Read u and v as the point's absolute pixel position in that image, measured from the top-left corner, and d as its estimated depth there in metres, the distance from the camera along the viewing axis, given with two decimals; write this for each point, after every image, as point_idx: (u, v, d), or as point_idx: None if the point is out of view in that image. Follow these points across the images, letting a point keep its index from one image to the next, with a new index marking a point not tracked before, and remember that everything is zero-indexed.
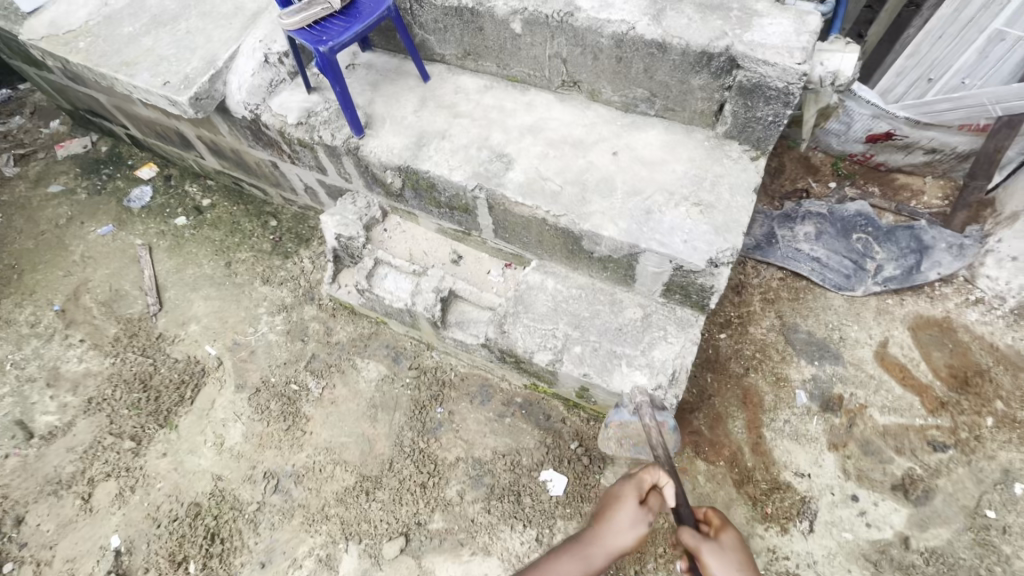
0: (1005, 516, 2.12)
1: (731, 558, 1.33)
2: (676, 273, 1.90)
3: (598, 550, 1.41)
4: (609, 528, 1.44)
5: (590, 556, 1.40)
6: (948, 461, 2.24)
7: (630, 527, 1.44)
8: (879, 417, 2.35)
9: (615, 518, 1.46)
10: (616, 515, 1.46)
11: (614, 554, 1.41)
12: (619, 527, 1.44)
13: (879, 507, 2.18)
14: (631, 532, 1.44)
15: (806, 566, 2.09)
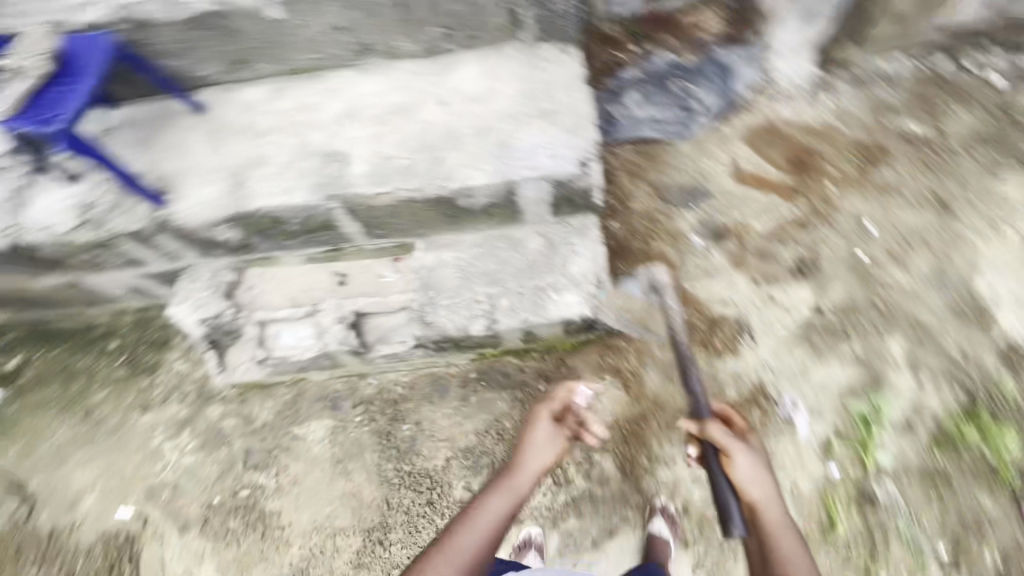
0: (871, 251, 2.57)
1: (751, 454, 1.65)
2: (556, 189, 1.91)
3: (525, 472, 1.71)
4: (533, 452, 1.78)
5: (519, 485, 1.66)
6: (819, 232, 2.62)
7: (550, 448, 1.79)
8: (758, 225, 2.66)
9: (541, 447, 1.80)
10: (538, 436, 1.83)
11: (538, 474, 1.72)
12: (543, 451, 1.79)
13: (791, 295, 2.52)
14: (550, 449, 1.80)
15: (764, 371, 2.38)
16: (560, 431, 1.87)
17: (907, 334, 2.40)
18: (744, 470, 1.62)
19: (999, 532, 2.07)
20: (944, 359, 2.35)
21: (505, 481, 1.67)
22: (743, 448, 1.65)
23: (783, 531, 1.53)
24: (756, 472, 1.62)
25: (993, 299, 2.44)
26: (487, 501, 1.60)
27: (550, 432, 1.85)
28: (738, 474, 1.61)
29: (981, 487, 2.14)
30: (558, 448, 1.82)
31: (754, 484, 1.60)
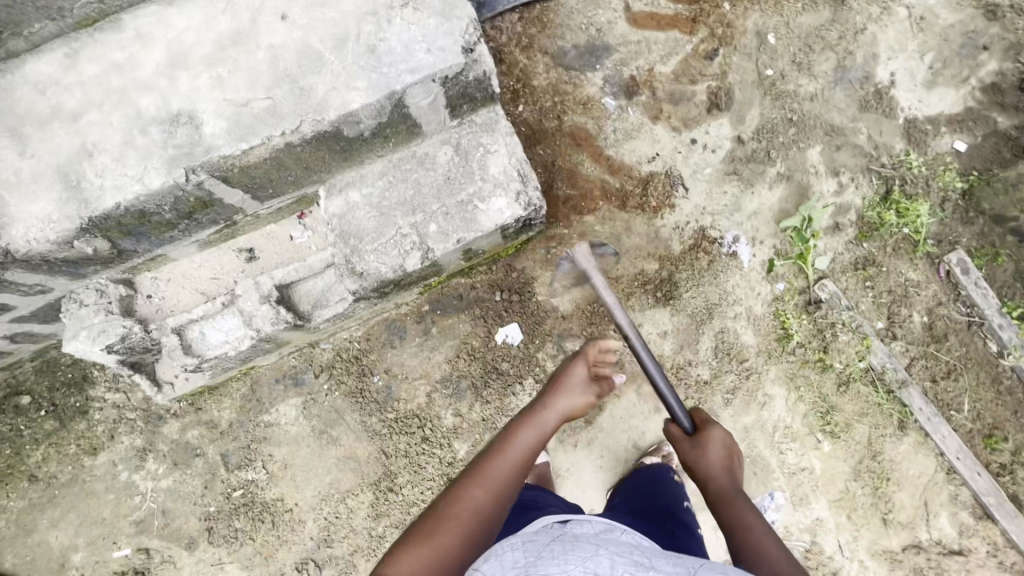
0: (777, 65, 2.52)
1: (714, 447, 1.59)
2: (447, 87, 1.68)
3: (550, 416, 1.50)
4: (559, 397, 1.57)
5: (547, 422, 1.48)
6: (725, 59, 2.53)
7: (578, 395, 1.59)
8: (665, 68, 2.53)
9: (573, 386, 1.62)
10: (572, 379, 1.64)
11: (561, 418, 1.52)
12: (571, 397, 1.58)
13: (711, 133, 2.48)
14: (580, 396, 1.59)
15: (702, 216, 2.41)
16: (594, 385, 1.64)
17: (821, 140, 2.46)
18: (706, 464, 1.55)
19: (921, 294, 2.32)
20: (857, 154, 2.44)
21: (526, 424, 1.46)
22: (695, 444, 1.61)
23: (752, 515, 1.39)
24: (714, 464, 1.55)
25: (891, 82, 2.49)
26: (517, 437, 1.42)
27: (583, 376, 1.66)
28: (705, 470, 1.55)
29: (902, 260, 2.35)
30: (591, 396, 1.62)
31: (713, 473, 1.54)
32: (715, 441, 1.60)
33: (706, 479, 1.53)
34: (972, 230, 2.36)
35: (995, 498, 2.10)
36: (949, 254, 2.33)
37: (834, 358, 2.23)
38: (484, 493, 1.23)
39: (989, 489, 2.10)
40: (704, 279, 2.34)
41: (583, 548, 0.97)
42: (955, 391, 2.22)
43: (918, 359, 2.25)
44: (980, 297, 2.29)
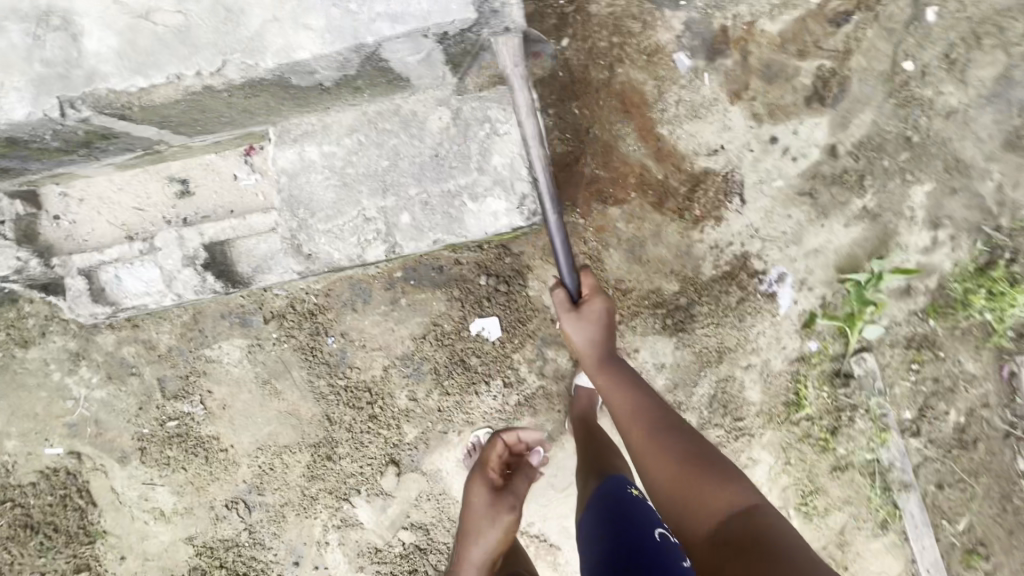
0: (921, 57, 1.85)
1: (591, 321, 1.57)
2: (448, 44, 1.15)
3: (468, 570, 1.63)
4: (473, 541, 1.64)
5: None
6: (855, 32, 1.84)
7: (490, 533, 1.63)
8: (771, 26, 1.85)
9: (483, 526, 1.66)
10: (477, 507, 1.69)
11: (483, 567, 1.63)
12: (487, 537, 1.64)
13: (800, 134, 1.90)
14: (490, 535, 1.64)
15: (750, 239, 1.94)
16: (502, 508, 1.66)
17: (936, 176, 1.89)
18: (588, 343, 1.56)
19: (971, 392, 1.96)
20: (971, 207, 1.89)
21: None
22: (578, 317, 1.58)
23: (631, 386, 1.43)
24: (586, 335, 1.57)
25: None
26: None
27: (491, 507, 1.67)
28: (588, 351, 1.54)
29: (967, 349, 1.95)
30: (506, 520, 1.65)
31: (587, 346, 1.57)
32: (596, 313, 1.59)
33: (591, 358, 1.55)
34: None
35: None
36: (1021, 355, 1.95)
37: (840, 441, 1.95)
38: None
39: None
40: (726, 318, 1.96)
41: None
42: (961, 505, 1.98)
43: (934, 463, 1.98)
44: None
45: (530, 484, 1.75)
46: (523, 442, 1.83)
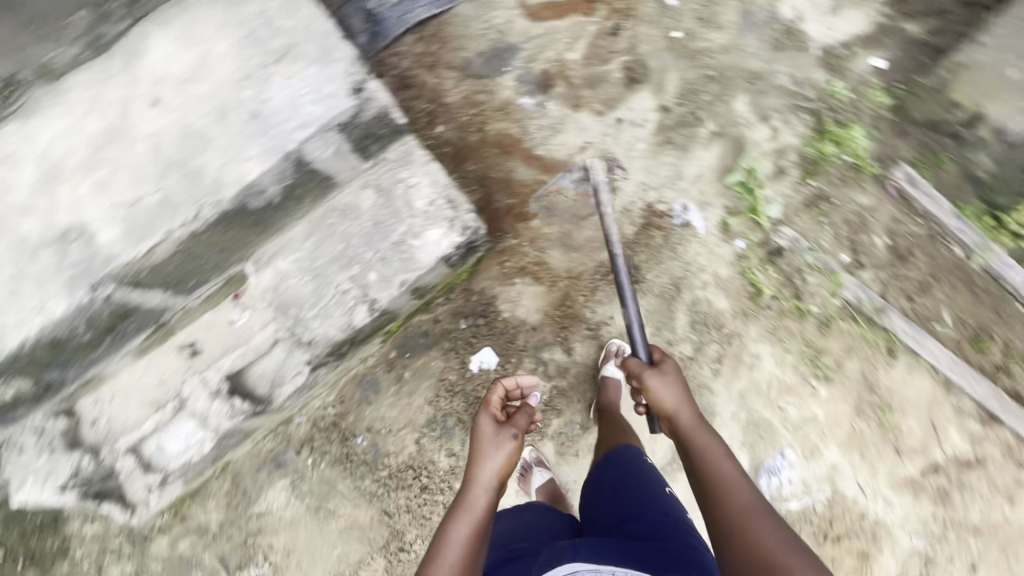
0: (683, 26, 2.50)
1: (671, 382, 1.59)
2: (346, 133, 1.62)
3: (476, 491, 1.51)
4: (485, 465, 1.56)
5: (475, 505, 1.48)
6: (631, 33, 2.50)
7: (498, 450, 1.57)
8: (574, 55, 2.50)
9: (487, 450, 1.61)
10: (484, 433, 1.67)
11: (492, 486, 1.51)
12: (496, 460, 1.59)
13: (635, 108, 2.46)
14: (497, 457, 1.58)
15: (646, 192, 2.37)
16: (507, 434, 1.65)
17: (744, 90, 2.44)
18: (661, 402, 1.57)
19: (879, 216, 2.30)
20: (783, 95, 2.42)
21: (456, 515, 1.47)
22: (660, 382, 1.60)
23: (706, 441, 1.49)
24: (672, 393, 1.58)
25: (799, 14, 2.47)
26: (447, 531, 1.43)
27: (496, 434, 1.65)
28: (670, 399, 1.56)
29: (852, 188, 2.32)
30: (511, 446, 1.61)
31: (674, 405, 1.56)
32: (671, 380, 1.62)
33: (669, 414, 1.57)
34: (917, 138, 2.32)
35: (996, 401, 2.08)
36: (896, 168, 2.31)
37: (808, 303, 2.20)
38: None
39: (990, 392, 2.08)
40: (663, 256, 2.30)
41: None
42: (934, 303, 2.21)
43: (891, 282, 2.23)
44: (939, 204, 2.26)
45: (529, 418, 1.75)
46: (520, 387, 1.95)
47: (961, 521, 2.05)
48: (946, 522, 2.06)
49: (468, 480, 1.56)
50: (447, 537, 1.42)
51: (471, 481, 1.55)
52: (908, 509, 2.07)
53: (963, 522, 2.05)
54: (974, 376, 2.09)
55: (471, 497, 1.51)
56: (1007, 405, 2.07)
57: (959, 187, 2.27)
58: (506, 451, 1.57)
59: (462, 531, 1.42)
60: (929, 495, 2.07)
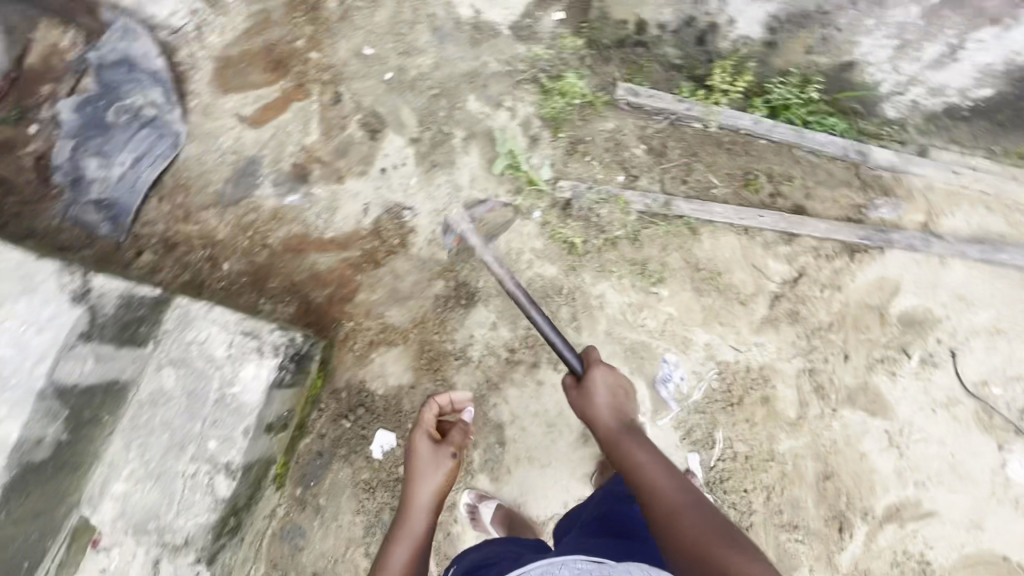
0: (390, 65, 2.68)
1: (604, 392, 1.79)
2: (99, 335, 1.74)
3: (417, 511, 1.74)
4: (419, 488, 1.79)
5: (416, 525, 1.72)
6: (350, 93, 2.64)
7: (433, 472, 1.79)
8: (312, 136, 2.59)
9: (425, 472, 1.81)
10: (421, 455, 1.85)
11: (429, 507, 1.74)
12: (432, 482, 1.80)
13: (390, 152, 2.58)
14: (433, 477, 1.80)
15: (439, 216, 2.49)
16: (442, 453, 1.84)
17: (469, 90, 2.65)
18: (596, 413, 1.76)
19: (627, 132, 2.61)
20: (501, 79, 2.66)
21: (397, 537, 1.70)
22: (589, 396, 1.80)
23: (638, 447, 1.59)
24: (601, 401, 1.77)
25: (477, 11, 2.75)
26: (390, 554, 1.66)
27: (432, 454, 1.84)
28: (598, 405, 1.76)
29: (595, 122, 2.61)
30: (449, 464, 1.83)
31: (600, 412, 1.75)
32: (603, 391, 1.79)
33: (604, 425, 1.73)
34: (617, 57, 2.66)
35: (784, 223, 2.40)
36: (619, 88, 2.60)
37: (613, 230, 2.42)
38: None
39: (776, 219, 2.40)
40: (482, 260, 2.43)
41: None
42: (704, 175, 2.54)
43: (664, 178, 2.54)
44: (663, 98, 2.59)
45: (463, 433, 1.94)
46: (456, 407, 2.03)
47: (817, 326, 2.34)
48: (808, 334, 2.34)
49: (409, 505, 1.77)
50: (387, 558, 1.64)
51: (410, 506, 1.77)
52: (777, 342, 2.32)
53: (819, 326, 2.34)
54: (758, 214, 2.41)
55: (411, 519, 1.73)
56: (792, 222, 2.40)
57: (668, 78, 2.62)
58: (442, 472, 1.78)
59: (403, 554, 1.64)
60: (783, 321, 2.35)
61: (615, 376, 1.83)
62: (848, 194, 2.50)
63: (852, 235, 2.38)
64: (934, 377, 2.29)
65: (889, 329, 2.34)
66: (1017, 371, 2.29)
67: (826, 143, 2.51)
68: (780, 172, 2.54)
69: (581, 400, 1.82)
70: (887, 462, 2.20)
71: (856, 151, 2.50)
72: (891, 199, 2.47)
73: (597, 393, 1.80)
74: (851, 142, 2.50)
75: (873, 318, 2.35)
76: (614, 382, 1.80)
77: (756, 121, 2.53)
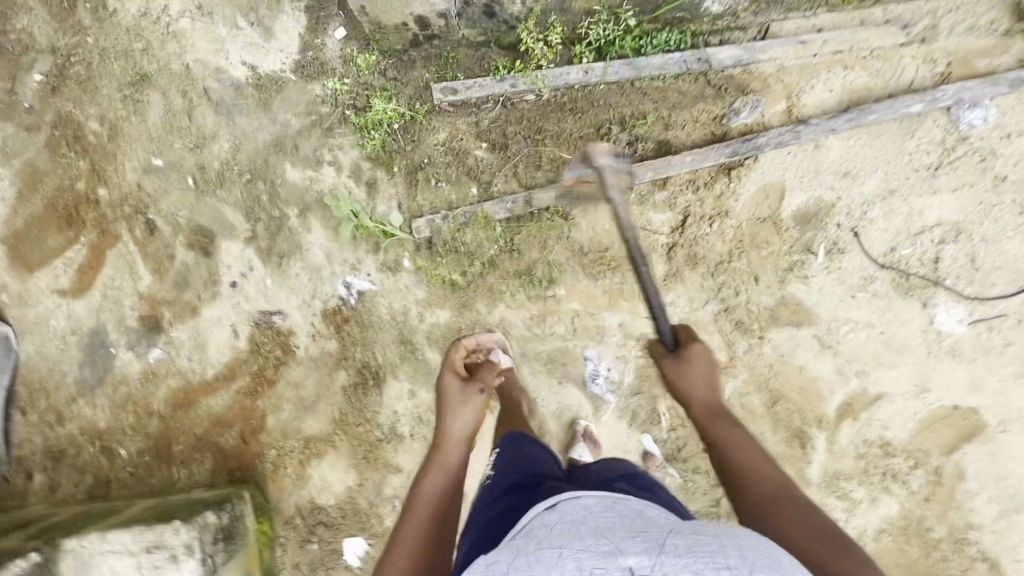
0: (189, 167, 2.38)
1: (704, 371, 1.61)
2: None
3: (451, 445, 1.68)
4: (460, 420, 1.76)
5: (449, 458, 1.63)
6: (162, 216, 2.36)
7: (465, 406, 1.79)
8: (145, 279, 2.34)
9: (457, 404, 1.82)
10: (450, 389, 1.88)
11: (463, 438, 1.70)
12: (467, 416, 1.78)
13: (232, 262, 2.35)
14: (465, 409, 1.79)
15: (311, 308, 2.31)
16: (472, 391, 1.85)
17: (282, 160, 2.37)
18: (692, 389, 1.58)
19: (462, 136, 2.38)
20: (310, 133, 2.38)
21: (433, 466, 1.59)
22: (685, 364, 1.63)
23: (727, 428, 1.49)
24: (704, 379, 1.60)
25: (251, 66, 2.41)
26: (423, 484, 1.55)
27: (462, 389, 1.86)
28: (694, 385, 1.59)
29: (425, 139, 2.37)
30: (479, 398, 1.84)
31: (699, 391, 1.59)
32: (700, 364, 1.62)
33: (698, 403, 1.57)
34: (419, 59, 2.36)
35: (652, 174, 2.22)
36: (434, 91, 2.33)
37: (487, 251, 2.26)
38: (421, 540, 1.39)
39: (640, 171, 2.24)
40: (372, 334, 2.29)
41: (543, 557, 0.93)
42: (557, 151, 2.34)
43: (518, 169, 2.34)
44: (483, 84, 2.32)
45: (492, 375, 2.00)
46: (481, 350, 2.17)
47: (718, 261, 2.25)
48: (712, 273, 2.25)
49: (443, 435, 1.71)
50: (425, 490, 1.53)
51: (449, 438, 1.71)
52: (685, 294, 2.25)
53: (720, 261, 2.25)
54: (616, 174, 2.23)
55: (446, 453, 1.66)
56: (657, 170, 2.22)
57: (479, 59, 2.33)
58: (473, 405, 1.79)
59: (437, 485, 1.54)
60: (685, 270, 2.26)
61: (705, 351, 1.67)
62: (705, 109, 2.33)
63: (720, 155, 2.20)
64: (844, 263, 2.23)
65: (787, 234, 2.25)
66: (920, 224, 2.24)
67: (664, 65, 2.28)
68: (631, 115, 2.35)
69: (670, 372, 1.63)
70: (825, 364, 2.20)
71: (697, 60, 2.28)
72: (750, 97, 2.30)
73: (693, 362, 1.63)
74: (689, 53, 2.27)
75: (769, 230, 2.26)
76: (707, 358, 1.65)
77: (585, 69, 2.29)
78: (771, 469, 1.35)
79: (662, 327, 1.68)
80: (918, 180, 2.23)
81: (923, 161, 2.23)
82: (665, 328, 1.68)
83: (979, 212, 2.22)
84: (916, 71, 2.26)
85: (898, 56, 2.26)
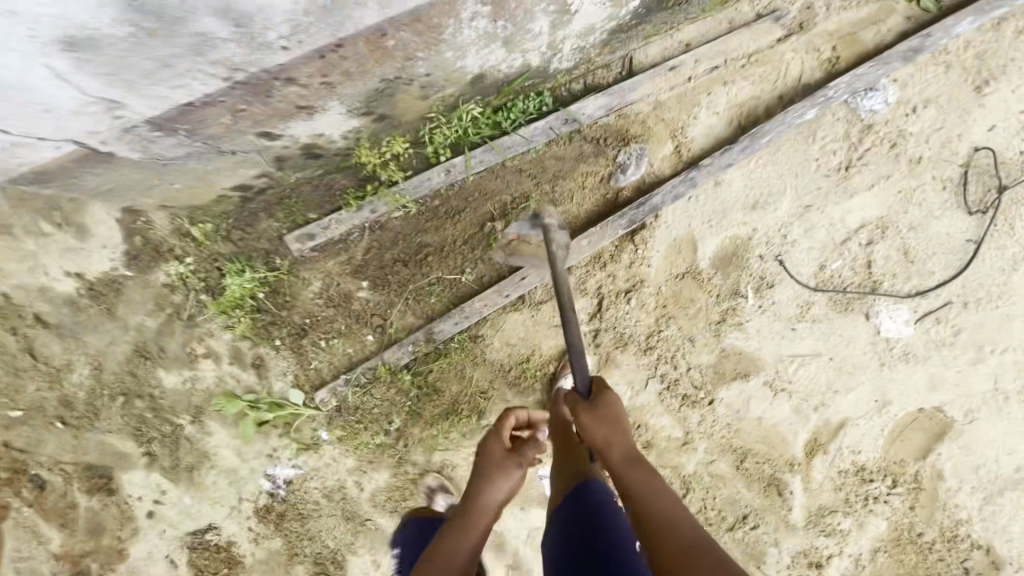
0: (53, 406, 2.10)
1: (611, 414, 1.31)
2: None
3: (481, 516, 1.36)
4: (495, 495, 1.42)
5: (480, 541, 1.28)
6: (46, 467, 2.11)
7: (509, 477, 1.47)
8: (54, 538, 2.12)
9: (500, 475, 1.47)
10: (495, 451, 1.53)
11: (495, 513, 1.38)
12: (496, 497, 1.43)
13: (140, 490, 2.13)
14: (510, 479, 1.48)
15: (241, 512, 2.13)
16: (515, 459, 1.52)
17: (151, 367, 2.09)
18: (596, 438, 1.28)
19: (339, 280, 2.10)
20: (171, 329, 2.09)
21: (454, 533, 1.29)
22: (597, 412, 1.32)
23: (649, 478, 1.17)
24: (610, 426, 1.30)
25: (76, 274, 2.07)
26: (433, 550, 1.25)
27: (505, 454, 1.53)
28: (599, 434, 1.29)
29: (299, 296, 2.09)
30: (518, 478, 1.49)
31: (601, 440, 1.28)
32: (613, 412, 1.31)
33: (604, 453, 1.26)
34: (261, 211, 2.05)
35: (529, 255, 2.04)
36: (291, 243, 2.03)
37: (404, 401, 2.07)
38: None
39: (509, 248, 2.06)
40: (315, 520, 2.12)
41: None
42: (446, 268, 2.08)
43: (410, 300, 2.08)
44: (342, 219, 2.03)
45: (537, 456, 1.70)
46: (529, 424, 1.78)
47: (648, 335, 2.07)
48: (645, 350, 2.07)
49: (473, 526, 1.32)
50: (450, 552, 1.24)
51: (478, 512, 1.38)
52: (624, 379, 2.08)
53: (650, 335, 2.06)
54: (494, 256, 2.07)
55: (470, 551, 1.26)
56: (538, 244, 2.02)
57: (326, 192, 2.03)
58: (515, 480, 1.48)
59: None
60: (616, 355, 2.08)
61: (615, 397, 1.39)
62: (590, 172, 2.06)
63: (619, 228, 1.99)
64: (777, 297, 2.06)
65: (712, 284, 2.06)
66: (844, 232, 2.05)
67: (531, 136, 1.99)
68: (512, 199, 2.06)
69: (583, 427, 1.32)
70: (783, 408, 2.08)
71: (566, 121, 1.99)
72: (633, 147, 2.03)
73: (605, 406, 1.32)
74: (555, 115, 1.98)
75: (691, 286, 2.06)
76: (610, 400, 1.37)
77: (447, 170, 2.00)
78: (682, 519, 1.05)
79: (578, 357, 1.43)
80: (832, 185, 2.02)
81: (831, 163, 2.02)
82: (583, 369, 1.43)
83: (902, 201, 2.03)
84: (801, 65, 2.00)
85: (778, 54, 1.99)
